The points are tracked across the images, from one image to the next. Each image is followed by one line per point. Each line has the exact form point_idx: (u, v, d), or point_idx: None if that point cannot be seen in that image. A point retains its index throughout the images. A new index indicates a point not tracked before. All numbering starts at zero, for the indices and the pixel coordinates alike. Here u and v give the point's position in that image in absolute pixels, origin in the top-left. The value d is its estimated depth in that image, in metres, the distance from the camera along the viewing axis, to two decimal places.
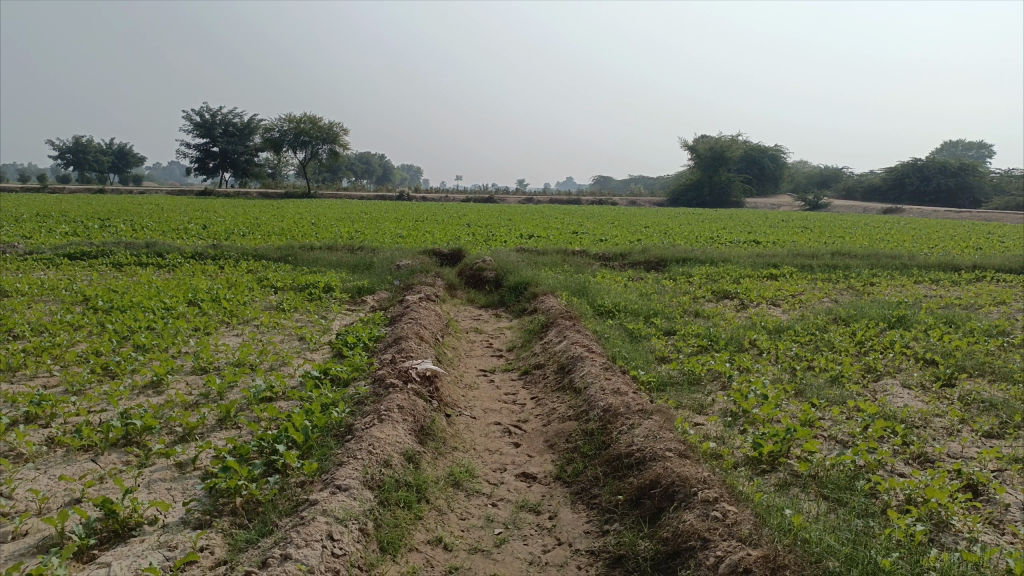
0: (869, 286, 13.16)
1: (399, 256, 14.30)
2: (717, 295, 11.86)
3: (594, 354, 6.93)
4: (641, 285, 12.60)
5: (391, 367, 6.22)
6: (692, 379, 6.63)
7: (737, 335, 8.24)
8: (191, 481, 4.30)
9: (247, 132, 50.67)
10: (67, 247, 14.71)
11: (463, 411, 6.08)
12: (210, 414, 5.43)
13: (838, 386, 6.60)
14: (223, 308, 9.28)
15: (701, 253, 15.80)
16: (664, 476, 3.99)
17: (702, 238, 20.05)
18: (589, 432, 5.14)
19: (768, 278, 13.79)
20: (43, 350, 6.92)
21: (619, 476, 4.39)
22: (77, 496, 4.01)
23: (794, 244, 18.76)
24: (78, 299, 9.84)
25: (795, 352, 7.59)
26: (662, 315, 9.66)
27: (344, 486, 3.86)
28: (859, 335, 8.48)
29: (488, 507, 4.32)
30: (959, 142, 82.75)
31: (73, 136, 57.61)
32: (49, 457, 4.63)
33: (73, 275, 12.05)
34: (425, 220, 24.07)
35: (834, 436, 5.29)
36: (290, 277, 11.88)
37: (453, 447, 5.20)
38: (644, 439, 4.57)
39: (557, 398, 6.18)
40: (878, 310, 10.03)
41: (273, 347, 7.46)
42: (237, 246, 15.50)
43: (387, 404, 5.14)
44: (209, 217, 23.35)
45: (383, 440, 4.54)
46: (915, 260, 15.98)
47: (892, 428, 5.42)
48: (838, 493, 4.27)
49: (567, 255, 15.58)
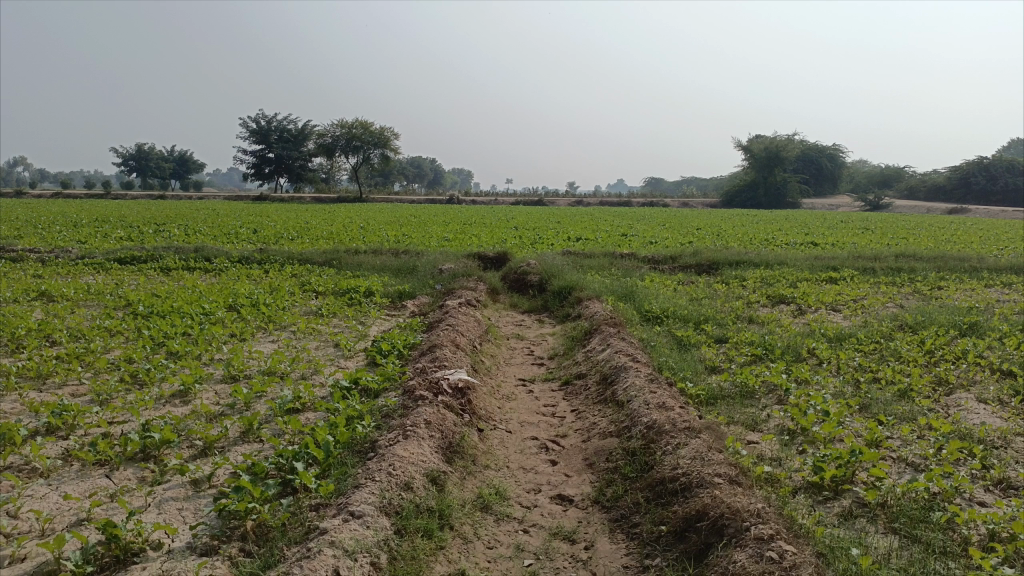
0: (936, 290, 12.42)
1: (442, 259, 14.04)
2: (772, 300, 11.30)
3: (638, 363, 6.51)
4: (692, 288, 12.10)
5: (423, 377, 5.92)
6: (745, 392, 6.17)
7: (793, 343, 7.72)
8: (203, 501, 4.06)
9: (302, 138, 51.35)
10: (118, 252, 14.85)
11: (499, 424, 5.74)
12: (233, 426, 5.21)
13: (907, 400, 6.06)
14: (261, 313, 9.12)
15: (755, 255, 15.20)
16: (713, 506, 3.58)
17: (756, 240, 19.36)
18: (631, 451, 4.73)
19: (826, 282, 13.15)
20: (76, 357, 6.79)
21: (663, 503, 3.99)
22: (83, 516, 3.80)
23: (855, 246, 17.97)
24: (121, 303, 9.81)
25: (858, 362, 7.06)
26: (714, 322, 9.18)
27: (358, 513, 3.57)
28: (928, 344, 7.86)
29: (519, 534, 3.96)
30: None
31: (136, 143, 59.48)
32: (63, 471, 4.42)
33: (121, 279, 12.10)
34: (473, 223, 23.86)
35: (903, 458, 4.77)
36: (331, 281, 11.71)
37: (484, 465, 4.86)
38: (690, 462, 4.14)
39: (599, 411, 5.78)
40: (947, 316, 9.35)
41: (307, 354, 7.23)
42: (283, 250, 15.45)
43: (413, 419, 4.83)
44: (260, 221, 23.50)
45: (406, 459, 4.23)
46: (985, 263, 15.08)
47: (970, 449, 4.89)
48: (910, 528, 3.78)
49: (615, 258, 15.13)
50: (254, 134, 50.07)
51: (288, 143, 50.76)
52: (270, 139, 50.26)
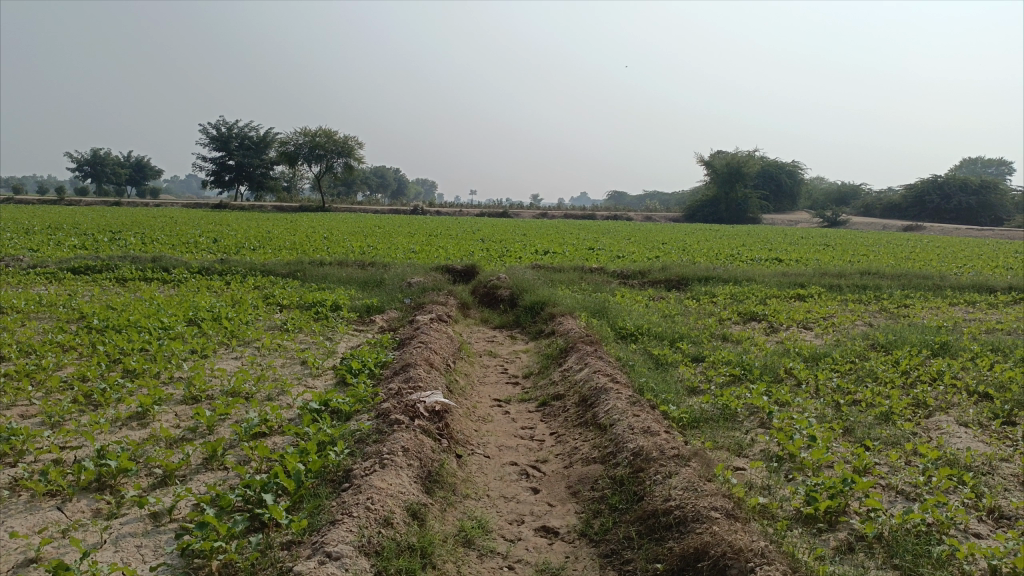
0: (902, 308, 12.53)
1: (410, 272, 13.76)
2: (744, 317, 11.25)
3: (618, 384, 6.35)
4: (663, 305, 12.01)
5: (398, 399, 5.66)
6: (727, 415, 6.04)
7: (771, 363, 7.63)
8: (164, 537, 3.77)
9: (264, 146, 50.54)
10: (71, 261, 14.26)
11: (476, 449, 5.52)
12: (195, 452, 4.91)
13: (889, 424, 5.99)
14: (224, 328, 8.74)
15: (723, 271, 15.20)
16: (713, 544, 3.43)
17: (722, 256, 19.43)
18: (618, 480, 4.55)
19: (795, 299, 13.18)
20: (26, 374, 6.38)
21: (656, 538, 3.81)
22: (31, 556, 3.48)
23: (820, 263, 18.15)
24: (74, 316, 9.35)
25: (836, 383, 6.98)
26: (688, 340, 9.06)
27: (335, 554, 3.34)
28: (903, 364, 7.83)
29: (503, 571, 3.74)
30: (979, 159, 81.41)
31: (93, 150, 58.09)
32: (10, 503, 4.07)
33: (74, 290, 11.58)
34: (439, 234, 23.61)
35: (893, 485, 4.68)
36: (296, 294, 11.36)
37: (464, 495, 4.63)
38: (683, 493, 3.98)
39: (579, 435, 5.59)
40: (918, 336, 9.37)
41: (272, 372, 6.91)
42: (245, 260, 15.01)
43: (389, 446, 4.59)
44: (221, 230, 22.90)
45: (384, 491, 4.00)
46: (948, 281, 15.27)
47: (960, 476, 4.81)
48: (911, 564, 3.67)
49: (585, 272, 15.03)
50: (215, 141, 49.07)
51: (250, 151, 49.92)
52: (231, 147, 49.37)
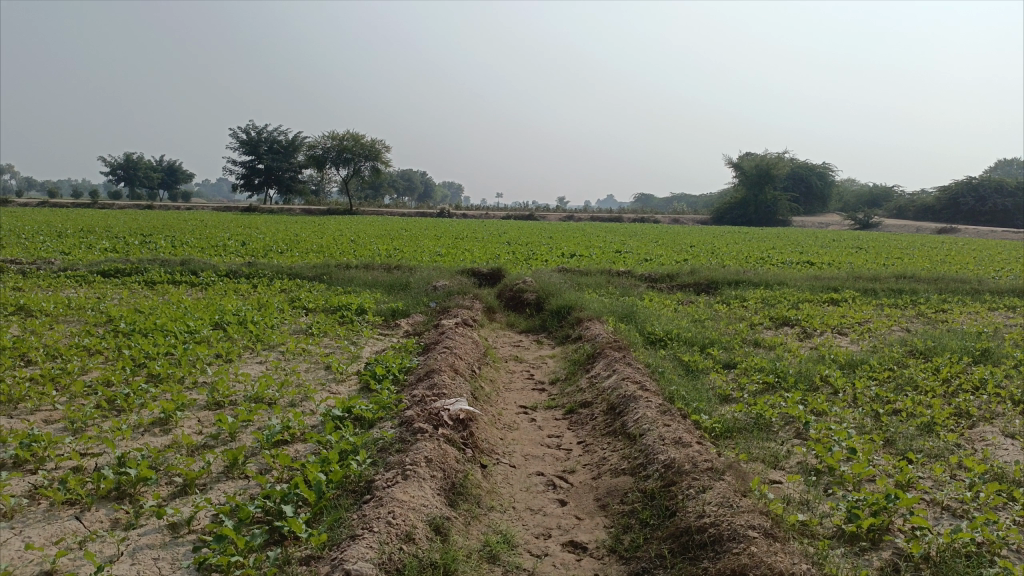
0: (940, 314, 12.15)
1: (436, 275, 13.66)
2: (776, 322, 10.98)
3: (648, 391, 6.16)
4: (693, 309, 11.79)
5: (421, 406, 5.54)
6: (761, 424, 5.83)
7: (806, 370, 7.39)
8: (182, 549, 3.67)
9: (292, 149, 50.93)
10: (102, 264, 14.38)
11: (502, 458, 5.38)
12: (216, 461, 4.83)
13: (932, 436, 5.74)
14: (249, 331, 8.70)
15: (754, 274, 14.91)
16: (751, 567, 3.26)
17: (752, 259, 19.08)
18: (648, 493, 4.38)
19: (828, 303, 12.87)
20: (51, 378, 6.36)
21: (690, 557, 3.64)
22: (46, 568, 3.40)
23: (853, 266, 17.76)
24: (102, 320, 9.35)
25: (875, 392, 6.73)
26: (719, 345, 8.85)
27: (355, 571, 3.23)
28: (944, 372, 7.55)
29: None
30: (1015, 160, 79.67)
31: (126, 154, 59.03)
32: (29, 510, 4.02)
33: (103, 294, 11.63)
34: (466, 238, 23.54)
35: (938, 501, 4.45)
36: (321, 297, 11.31)
37: (488, 507, 4.50)
38: (717, 510, 3.81)
39: (608, 445, 5.43)
40: (958, 342, 9.05)
41: (296, 378, 6.83)
42: (272, 264, 15.03)
43: (412, 457, 4.48)
44: (250, 233, 23.04)
45: (406, 505, 3.87)
46: (986, 286, 14.83)
47: (1009, 491, 4.58)
48: None
49: (612, 276, 14.82)
50: (244, 145, 49.56)
51: (278, 155, 50.33)
52: (259, 151, 49.82)
